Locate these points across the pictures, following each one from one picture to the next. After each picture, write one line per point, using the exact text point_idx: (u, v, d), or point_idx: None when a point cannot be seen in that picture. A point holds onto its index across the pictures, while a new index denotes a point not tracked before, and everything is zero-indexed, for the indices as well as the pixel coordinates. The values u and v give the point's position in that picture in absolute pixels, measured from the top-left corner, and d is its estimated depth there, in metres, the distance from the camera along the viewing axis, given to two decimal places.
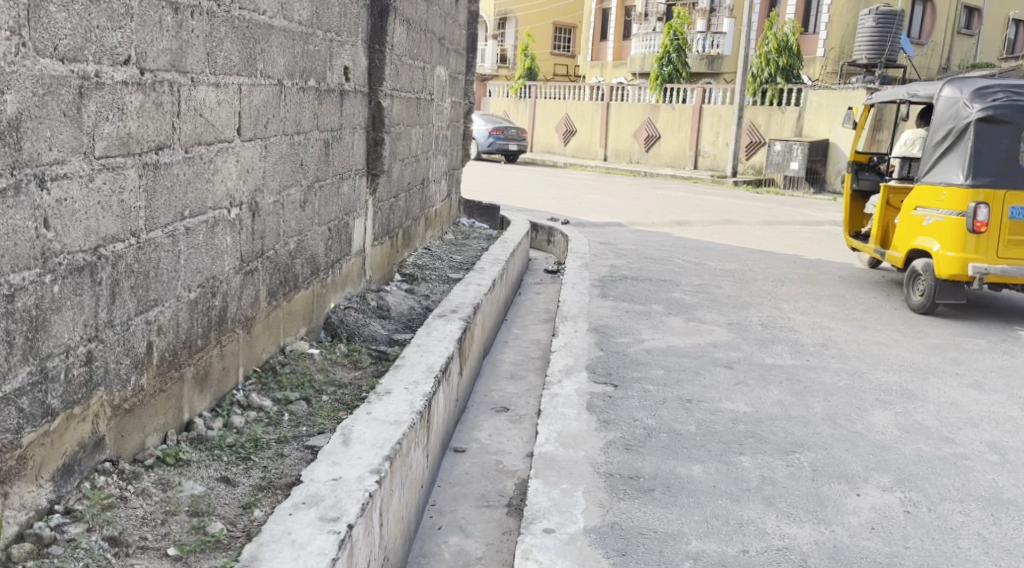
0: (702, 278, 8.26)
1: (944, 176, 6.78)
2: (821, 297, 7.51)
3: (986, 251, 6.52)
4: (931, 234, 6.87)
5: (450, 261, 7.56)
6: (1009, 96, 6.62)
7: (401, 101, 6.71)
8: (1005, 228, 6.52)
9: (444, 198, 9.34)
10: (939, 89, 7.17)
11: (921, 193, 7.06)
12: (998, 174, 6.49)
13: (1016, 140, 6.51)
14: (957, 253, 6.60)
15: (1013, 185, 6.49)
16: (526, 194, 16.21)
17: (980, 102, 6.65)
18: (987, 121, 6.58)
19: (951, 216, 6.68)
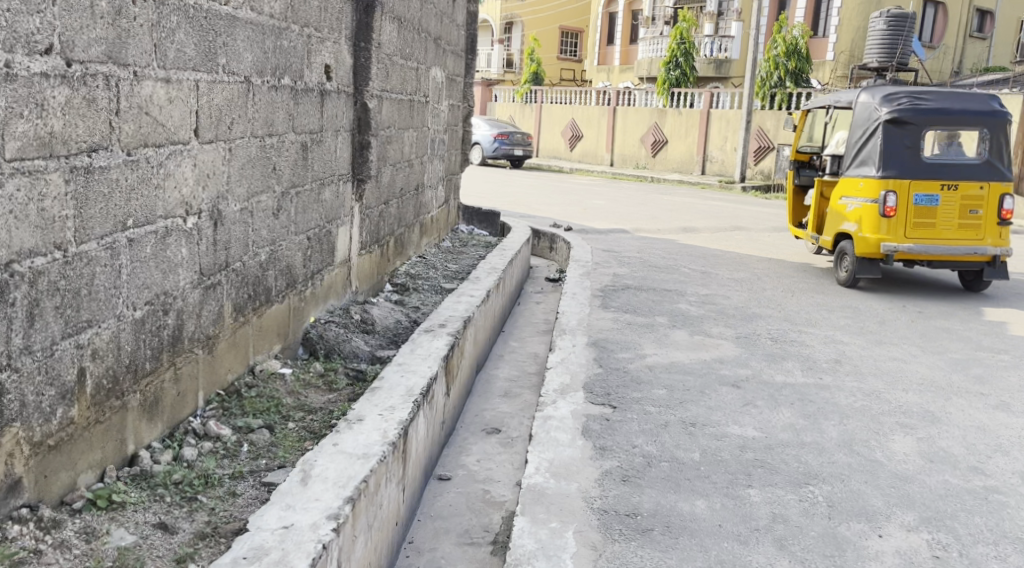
0: (709, 288, 7.92)
1: (861, 170, 7.91)
2: (833, 308, 7.17)
3: (897, 232, 7.64)
4: (852, 219, 8.01)
5: (444, 270, 7.25)
6: (911, 101, 7.79)
7: (391, 103, 6.40)
8: (912, 212, 7.64)
9: (441, 204, 9.03)
10: (857, 97, 8.32)
11: (846, 185, 8.18)
12: (904, 168, 7.62)
13: (917, 138, 7.64)
14: (872, 235, 7.73)
15: (918, 176, 7.60)
16: (529, 200, 15.90)
17: (888, 106, 7.80)
18: (895, 122, 7.68)
19: (868, 204, 7.80)
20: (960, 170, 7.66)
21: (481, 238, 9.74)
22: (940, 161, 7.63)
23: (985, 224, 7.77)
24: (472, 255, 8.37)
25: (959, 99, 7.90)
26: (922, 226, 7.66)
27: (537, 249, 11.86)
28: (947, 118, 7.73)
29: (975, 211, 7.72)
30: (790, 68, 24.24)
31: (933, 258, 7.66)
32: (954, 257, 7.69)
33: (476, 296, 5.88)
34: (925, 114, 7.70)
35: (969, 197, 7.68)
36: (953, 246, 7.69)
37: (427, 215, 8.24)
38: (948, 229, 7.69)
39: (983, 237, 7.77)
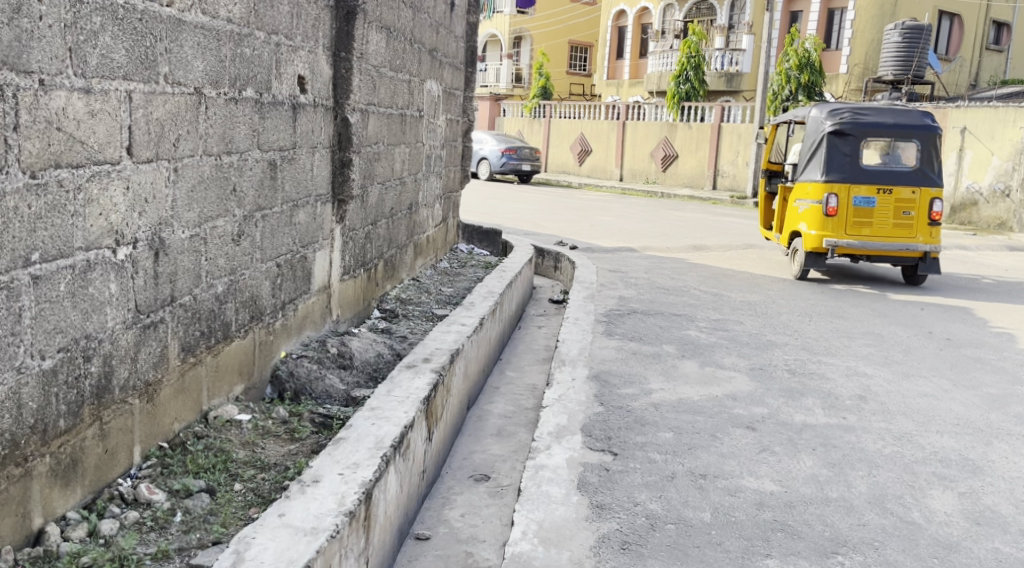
0: (720, 312, 7.48)
1: (811, 175, 9.32)
2: (854, 335, 6.72)
3: (837, 229, 9.04)
4: (803, 218, 9.40)
5: (439, 294, 6.83)
6: (852, 116, 9.25)
7: (379, 117, 5.99)
8: (852, 212, 9.04)
9: (438, 223, 8.63)
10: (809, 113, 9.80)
11: (800, 189, 9.57)
12: (846, 173, 9.04)
13: (856, 147, 9.07)
14: (819, 231, 9.11)
15: (857, 181, 9.02)
16: (535, 216, 15.49)
17: (833, 120, 9.24)
18: (838, 133, 9.10)
19: (815, 205, 9.17)
20: (894, 175, 9.08)
21: (481, 258, 9.35)
22: (876, 167, 9.05)
23: (917, 224, 9.14)
24: (470, 277, 7.96)
25: (894, 116, 9.34)
26: (861, 224, 9.06)
27: (541, 267, 11.46)
28: (884, 130, 9.16)
29: (908, 213, 9.11)
30: (803, 81, 23.88)
31: (870, 252, 9.05)
32: (889, 252, 9.06)
33: (468, 324, 5.45)
34: (864, 126, 9.14)
35: (902, 200, 9.08)
36: (888, 243, 9.07)
37: (422, 235, 7.84)
38: (883, 228, 9.08)
39: (915, 235, 9.13)
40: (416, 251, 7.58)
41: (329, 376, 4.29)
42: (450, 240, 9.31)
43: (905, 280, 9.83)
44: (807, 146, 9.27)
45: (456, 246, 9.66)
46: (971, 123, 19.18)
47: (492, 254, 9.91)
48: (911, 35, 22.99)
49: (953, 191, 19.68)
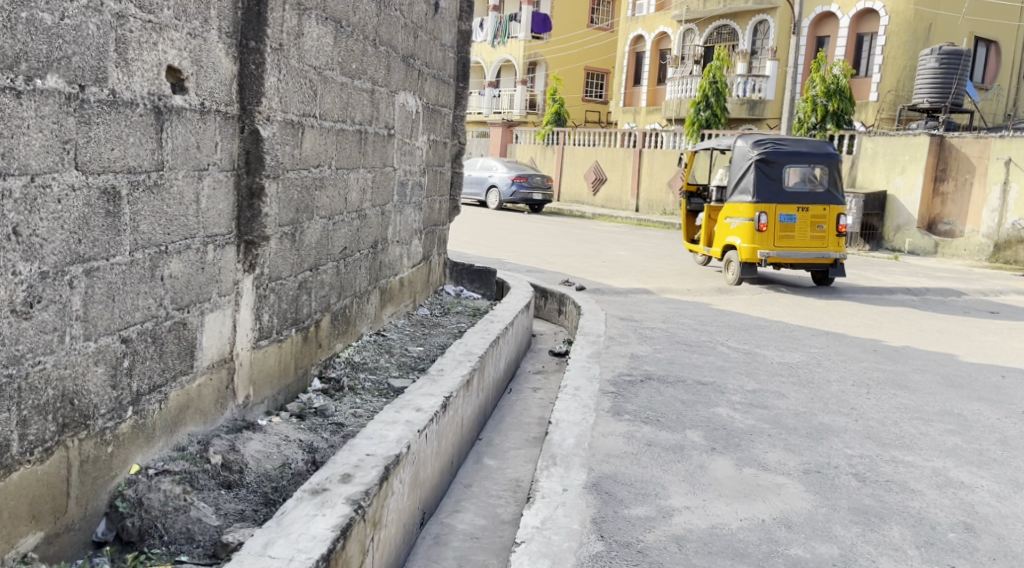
0: (759, 379, 6.20)
1: (742, 197, 10.98)
2: (930, 417, 5.47)
3: (765, 243, 10.75)
4: (735, 234, 11.06)
5: (405, 355, 5.48)
6: (773, 146, 10.94)
7: (322, 134, 4.64)
8: (778, 228, 10.77)
9: (417, 262, 7.33)
10: (732, 142, 11.46)
11: (730, 208, 11.23)
12: (772, 195, 10.74)
13: (779, 172, 10.79)
14: (752, 245, 10.78)
15: (782, 202, 10.73)
16: (541, 250, 14.17)
17: (758, 149, 10.89)
18: (764, 161, 10.77)
19: (747, 222, 10.85)
20: (808, 194, 10.91)
21: (471, 303, 8.05)
22: (793, 188, 10.84)
23: (828, 236, 10.98)
24: (449, 329, 6.62)
25: (804, 145, 11.13)
26: (785, 237, 10.80)
27: (544, 310, 10.18)
28: (801, 157, 10.93)
29: (821, 226, 10.92)
30: (830, 109, 22.54)
31: (792, 261, 10.81)
32: (809, 260, 10.87)
33: (427, 407, 4.09)
34: (783, 153, 10.88)
35: (816, 216, 10.89)
36: (807, 253, 10.85)
37: (392, 277, 6.50)
38: (803, 240, 10.87)
39: (827, 245, 10.98)
40: (383, 299, 6.24)
41: (197, 504, 2.90)
42: (433, 283, 7.99)
43: (965, 337, 8.49)
44: (737, 173, 10.92)
45: (441, 286, 8.36)
46: (1015, 154, 18.23)
47: (484, 298, 8.59)
48: (949, 60, 22.35)
49: (996, 228, 18.69)
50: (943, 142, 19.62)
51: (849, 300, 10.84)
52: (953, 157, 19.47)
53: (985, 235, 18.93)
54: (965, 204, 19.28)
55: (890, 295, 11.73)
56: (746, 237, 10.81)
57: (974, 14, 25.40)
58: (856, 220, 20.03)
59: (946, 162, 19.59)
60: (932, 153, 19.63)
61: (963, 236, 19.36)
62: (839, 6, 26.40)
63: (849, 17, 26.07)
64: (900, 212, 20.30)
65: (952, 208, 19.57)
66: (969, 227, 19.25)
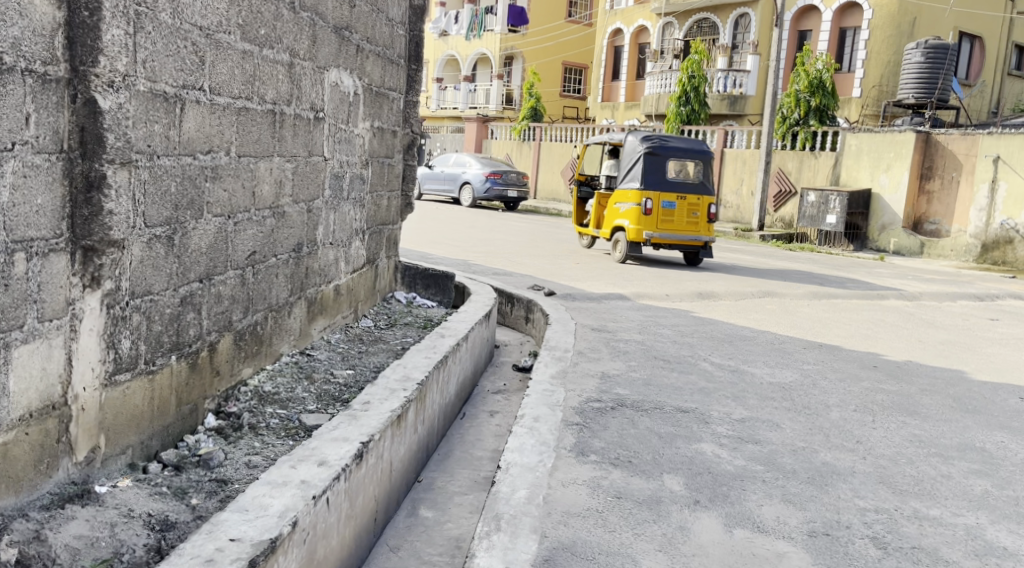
0: (750, 404, 5.36)
1: (631, 184, 12.55)
2: (953, 453, 4.65)
3: (648, 225, 12.35)
4: (624, 217, 12.59)
5: (329, 380, 4.59)
6: (659, 140, 12.50)
7: (213, 113, 3.75)
8: (660, 212, 12.40)
9: (358, 267, 6.45)
10: (623, 136, 13.01)
11: (619, 194, 12.78)
12: (656, 184, 12.37)
13: (664, 163, 12.40)
14: (638, 227, 12.34)
15: (664, 190, 12.38)
16: (511, 251, 13.34)
17: (646, 143, 12.42)
18: (651, 154, 12.34)
19: (635, 207, 12.43)
20: (685, 185, 12.59)
21: (423, 312, 7.17)
22: (673, 179, 12.50)
23: (701, 221, 12.67)
24: (392, 345, 5.73)
25: (685, 142, 12.75)
26: (665, 221, 12.44)
27: (510, 318, 9.34)
28: (682, 152, 12.55)
29: (695, 213, 12.60)
30: (813, 105, 21.91)
31: (669, 242, 12.46)
32: (685, 241, 12.53)
33: (335, 460, 3.21)
34: (668, 147, 12.46)
35: (692, 204, 12.57)
36: (684, 236, 12.51)
37: (324, 283, 5.61)
38: (680, 224, 12.53)
39: (700, 230, 12.68)
40: (311, 311, 5.34)
41: None
42: (379, 290, 7.10)
43: (968, 349, 7.71)
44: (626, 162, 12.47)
45: (390, 293, 7.46)
46: (1004, 152, 17.52)
47: (440, 306, 7.70)
48: (935, 55, 21.62)
49: (983, 228, 18.01)
50: (929, 139, 18.93)
51: (841, 309, 10.01)
52: (940, 155, 18.78)
53: (972, 235, 18.26)
54: (958, 207, 18.52)
55: (882, 300, 10.98)
56: (632, 220, 12.38)
57: (958, 7, 24.84)
58: (838, 220, 19.34)
59: (932, 159, 18.91)
60: (917, 152, 18.97)
61: (949, 236, 18.70)
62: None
63: (832, 11, 25.42)
64: (885, 211, 19.63)
65: (938, 206, 18.90)
66: (955, 227, 18.58)
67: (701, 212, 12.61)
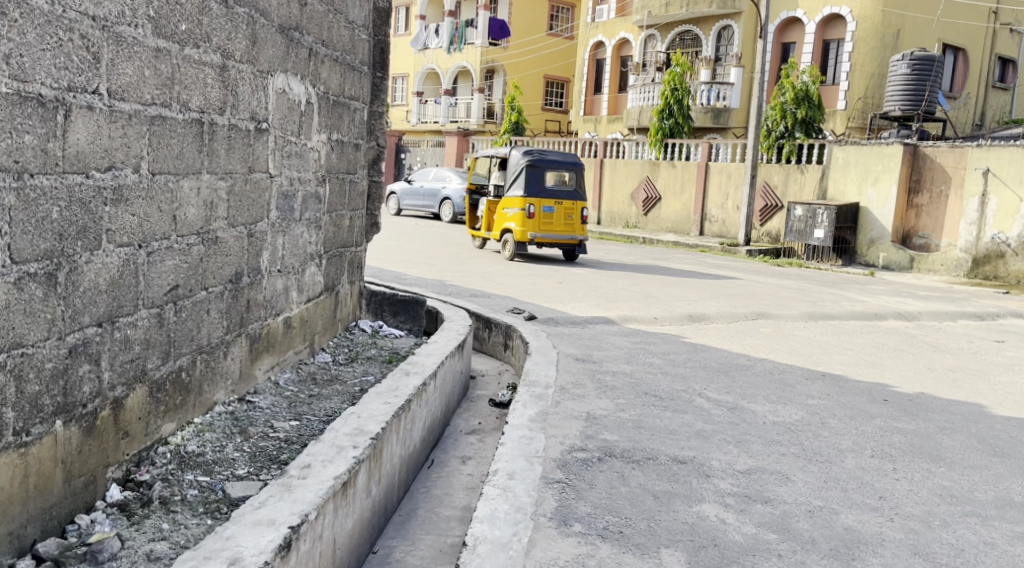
0: (755, 451, 4.74)
1: (515, 193, 14.04)
2: (992, 512, 4.04)
3: (531, 228, 13.84)
4: (510, 222, 14.05)
5: (268, 434, 3.92)
6: (538, 153, 14.01)
7: (114, 123, 3.10)
8: (542, 216, 13.90)
9: (315, 294, 5.80)
10: (505, 150, 14.50)
11: (505, 201, 14.24)
12: (536, 191, 13.88)
13: (543, 173, 13.92)
14: (523, 230, 13.82)
15: (544, 197, 13.90)
16: (490, 270, 12.72)
17: (527, 156, 13.90)
18: (531, 165, 13.82)
19: (519, 212, 13.90)
20: (562, 192, 14.17)
21: (389, 343, 6.50)
22: (551, 187, 14.04)
23: (577, 223, 14.25)
24: (349, 385, 5.08)
25: (561, 154, 14.30)
26: (546, 224, 13.95)
27: (488, 344, 8.69)
28: (558, 164, 14.09)
29: (572, 216, 14.17)
30: (799, 117, 21.42)
31: (550, 242, 13.98)
32: (565, 241, 14.08)
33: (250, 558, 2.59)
34: (545, 160, 13.97)
35: (569, 208, 14.15)
36: (564, 236, 14.05)
37: (270, 316, 4.95)
38: (560, 226, 14.08)
39: (577, 231, 14.25)
40: (253, 350, 4.68)
41: None
42: (340, 319, 6.43)
43: (980, 378, 7.12)
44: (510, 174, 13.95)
45: (353, 321, 6.79)
46: (995, 164, 17.06)
47: (408, 336, 7.03)
48: (921, 67, 21.25)
49: (974, 242, 17.53)
50: (917, 152, 18.48)
51: (839, 331, 9.43)
52: (927, 167, 18.31)
53: (962, 249, 17.76)
54: (950, 219, 17.98)
55: (881, 320, 10.41)
56: (517, 224, 13.84)
57: (945, 17, 24.52)
58: (826, 234, 18.83)
59: (920, 173, 18.43)
60: (905, 165, 18.50)
61: (939, 250, 18.20)
62: (805, 10, 25.36)
63: (815, 23, 25.02)
64: (874, 225, 19.12)
65: (927, 220, 18.42)
66: (945, 241, 18.10)
67: (576, 215, 14.22)
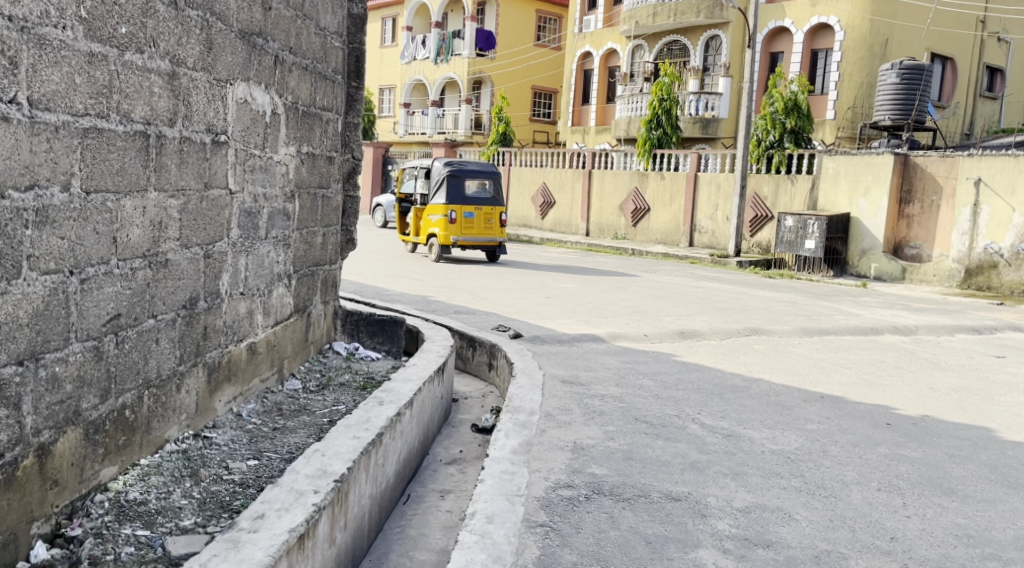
0: (753, 487, 4.42)
1: (438, 201, 15.46)
2: (1012, 557, 3.72)
3: (454, 232, 15.26)
4: (434, 227, 15.44)
5: (221, 477, 3.60)
6: (458, 165, 15.45)
7: (36, 134, 2.81)
8: (462, 221, 15.33)
9: (284, 317, 5.48)
10: (429, 163, 15.91)
11: (430, 208, 15.64)
12: (457, 199, 15.31)
13: (463, 183, 15.35)
14: (446, 233, 15.22)
15: (464, 204, 15.34)
16: (475, 285, 12.41)
17: (449, 168, 15.34)
18: (452, 176, 15.26)
19: (443, 218, 15.29)
20: (481, 199, 15.59)
21: (365, 367, 6.16)
22: (471, 195, 15.47)
23: (495, 227, 15.70)
24: (317, 416, 4.74)
25: (480, 165, 15.75)
26: (467, 228, 15.37)
27: (472, 364, 8.35)
28: (477, 174, 15.53)
29: (490, 220, 15.61)
30: (789, 127, 21.15)
31: (472, 244, 15.41)
32: (485, 242, 15.50)
33: None
34: (465, 171, 15.41)
35: (487, 213, 15.60)
36: (483, 238, 15.47)
37: (233, 342, 4.62)
38: (479, 229, 15.51)
39: (495, 233, 15.70)
40: (211, 381, 4.34)
41: None
42: (312, 342, 6.09)
43: (985, 398, 6.81)
44: (433, 184, 15.34)
45: (327, 344, 6.45)
46: (986, 174, 16.85)
47: (386, 358, 6.68)
48: (911, 76, 21.09)
49: (966, 252, 17.30)
50: (907, 161, 18.26)
51: (834, 348, 9.13)
52: (917, 177, 18.09)
53: (955, 260, 17.53)
54: (943, 229, 17.72)
55: (877, 335, 10.11)
56: (441, 228, 15.25)
57: (935, 26, 24.43)
58: (817, 245, 18.60)
59: (911, 183, 18.21)
60: (896, 175, 18.27)
61: (931, 260, 17.96)
62: (793, 20, 25.20)
63: (803, 32, 24.87)
64: (865, 236, 18.88)
65: (918, 231, 18.19)
66: (937, 251, 17.87)
67: (495, 219, 15.67)
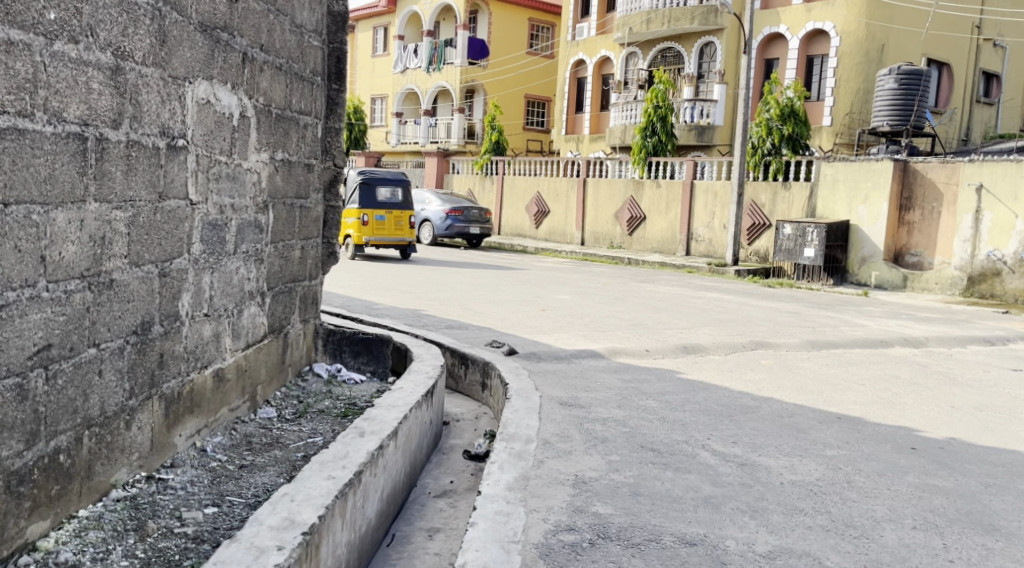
0: (774, 526, 3.98)
1: (351, 206, 16.44)
2: None
3: (366, 233, 16.18)
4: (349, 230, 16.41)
5: (172, 531, 3.15)
6: (371, 172, 16.35)
7: None
8: (375, 223, 16.21)
9: (257, 338, 5.02)
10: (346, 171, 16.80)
11: (345, 212, 16.64)
12: (368, 204, 16.26)
13: (374, 189, 16.27)
14: (359, 235, 16.19)
15: (375, 207, 16.28)
16: (468, 298, 11.96)
17: (361, 176, 16.26)
18: (363, 183, 16.18)
19: (355, 221, 16.25)
20: (393, 202, 16.56)
21: (348, 391, 5.71)
22: (383, 199, 16.43)
23: (406, 229, 16.62)
24: (290, 451, 4.30)
25: (392, 172, 16.63)
26: (379, 230, 16.31)
27: (464, 383, 7.89)
28: (389, 180, 16.40)
29: (402, 223, 16.52)
30: (785, 133, 20.56)
31: (385, 244, 16.41)
32: (397, 243, 16.42)
33: None
34: (376, 178, 16.32)
35: (398, 216, 16.52)
36: (395, 238, 16.39)
37: (196, 370, 4.17)
38: (392, 230, 16.44)
39: (406, 234, 16.61)
40: (169, 415, 3.88)
41: None
42: (289, 365, 5.64)
43: (1012, 417, 6.37)
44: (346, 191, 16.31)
45: (307, 365, 6.00)
46: (988, 180, 16.45)
47: (371, 380, 6.22)
48: (910, 80, 20.73)
49: (969, 259, 16.88)
50: (907, 167, 17.88)
51: (844, 362, 8.70)
52: (918, 183, 17.70)
53: (957, 267, 17.11)
54: (945, 236, 17.32)
55: (887, 347, 9.68)
56: (355, 230, 16.17)
57: (933, 29, 24.20)
58: (817, 253, 18.19)
59: (911, 189, 17.83)
60: (896, 182, 17.89)
61: (933, 268, 17.55)
62: (788, 26, 24.87)
63: (799, 38, 24.56)
64: (865, 243, 18.46)
65: (920, 238, 17.80)
66: (938, 259, 17.47)
67: (405, 221, 16.59)
